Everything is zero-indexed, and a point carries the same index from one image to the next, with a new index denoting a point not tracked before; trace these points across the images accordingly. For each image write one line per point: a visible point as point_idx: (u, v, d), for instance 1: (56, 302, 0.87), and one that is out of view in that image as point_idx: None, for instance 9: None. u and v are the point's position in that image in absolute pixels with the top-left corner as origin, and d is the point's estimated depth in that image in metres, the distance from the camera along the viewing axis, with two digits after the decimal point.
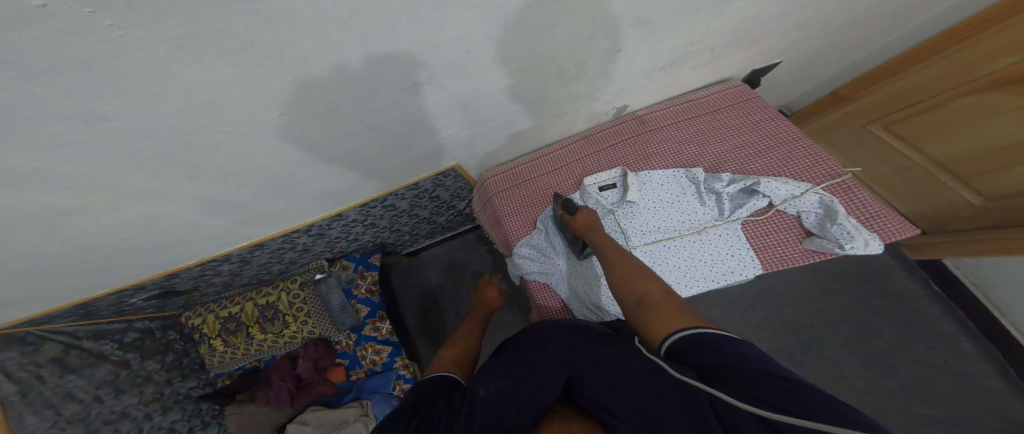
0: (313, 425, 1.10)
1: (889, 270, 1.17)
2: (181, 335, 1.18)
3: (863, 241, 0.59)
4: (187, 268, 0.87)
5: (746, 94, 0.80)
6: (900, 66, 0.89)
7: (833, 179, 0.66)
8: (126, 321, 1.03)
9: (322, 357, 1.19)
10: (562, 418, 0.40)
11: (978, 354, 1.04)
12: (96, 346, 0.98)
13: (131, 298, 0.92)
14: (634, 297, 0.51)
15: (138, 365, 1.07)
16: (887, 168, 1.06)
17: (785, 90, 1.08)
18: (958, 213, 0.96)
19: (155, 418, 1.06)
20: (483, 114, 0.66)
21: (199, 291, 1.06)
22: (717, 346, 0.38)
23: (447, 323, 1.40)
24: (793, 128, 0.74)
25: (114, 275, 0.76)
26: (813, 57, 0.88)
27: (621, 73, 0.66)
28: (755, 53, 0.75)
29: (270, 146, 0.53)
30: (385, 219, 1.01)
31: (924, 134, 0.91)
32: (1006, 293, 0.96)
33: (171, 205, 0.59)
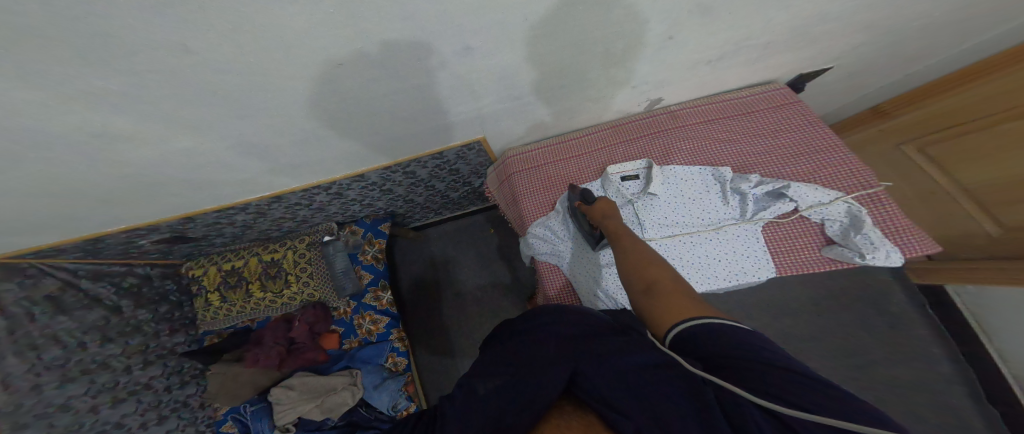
0: (298, 390, 1.08)
1: (886, 292, 1.19)
2: (178, 286, 1.16)
3: (885, 252, 0.61)
4: (204, 214, 0.86)
5: (787, 99, 0.80)
6: (958, 83, 0.90)
7: (861, 190, 0.67)
8: (127, 264, 1.02)
9: (318, 322, 1.16)
10: (560, 414, 0.39)
11: (955, 377, 1.07)
12: (94, 288, 0.96)
13: (141, 238, 0.91)
14: (644, 284, 0.49)
15: (131, 313, 1.04)
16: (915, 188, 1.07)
17: (820, 101, 1.07)
18: (972, 243, 0.99)
19: (134, 373, 1.01)
20: (521, 89, 0.65)
21: (209, 240, 1.05)
22: (724, 338, 0.36)
23: (448, 299, 1.41)
24: (834, 137, 0.75)
25: (127, 211, 0.75)
26: (847, 70, 0.88)
27: (667, 61, 0.65)
28: (797, 58, 0.75)
29: (310, 97, 0.52)
30: (402, 186, 1.01)
31: (958, 158, 0.92)
32: (999, 321, 0.98)
33: (195, 146, 0.58)
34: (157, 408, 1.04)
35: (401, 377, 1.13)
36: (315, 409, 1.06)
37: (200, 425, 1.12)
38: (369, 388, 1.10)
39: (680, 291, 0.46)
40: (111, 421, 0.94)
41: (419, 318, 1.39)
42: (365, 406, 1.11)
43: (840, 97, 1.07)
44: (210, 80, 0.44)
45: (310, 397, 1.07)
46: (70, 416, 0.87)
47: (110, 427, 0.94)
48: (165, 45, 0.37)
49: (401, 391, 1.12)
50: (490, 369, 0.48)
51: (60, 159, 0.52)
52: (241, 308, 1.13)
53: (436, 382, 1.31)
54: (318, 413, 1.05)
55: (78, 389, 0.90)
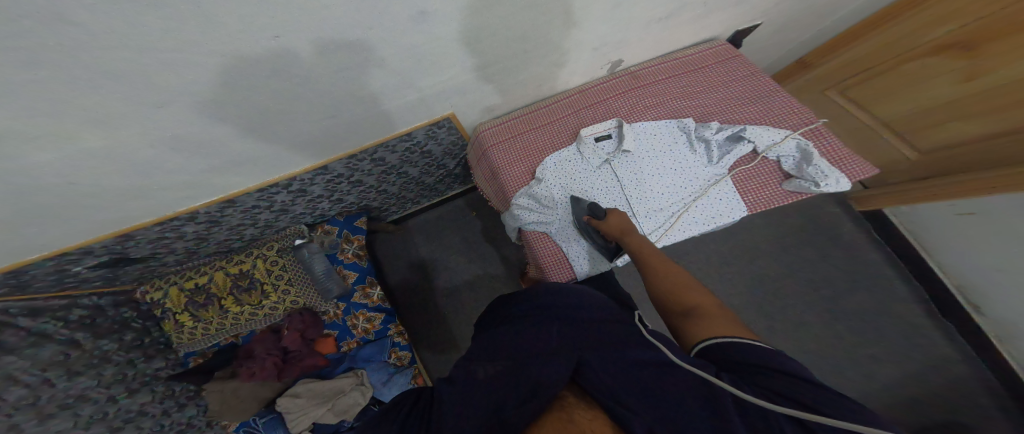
0: (306, 396, 1.04)
1: (839, 224, 1.30)
2: (137, 313, 1.07)
3: (836, 178, 0.65)
4: (144, 228, 0.80)
5: (729, 53, 0.84)
6: (859, 34, 1.03)
7: (806, 126, 0.72)
8: (69, 296, 0.90)
9: (309, 328, 1.12)
10: (562, 406, 0.36)
11: (908, 293, 1.20)
12: (35, 324, 0.82)
13: (76, 266, 0.82)
14: (682, 306, 0.55)
15: (91, 345, 0.93)
16: (846, 126, 1.22)
17: (757, 58, 1.13)
18: (894, 168, 1.16)
19: (120, 402, 0.95)
20: (487, 55, 0.63)
21: (157, 260, 0.98)
22: (747, 353, 0.41)
23: (437, 287, 1.40)
24: (772, 83, 0.79)
25: (66, 228, 0.68)
26: (789, 19, 0.92)
27: (626, 19, 0.66)
28: (740, 10, 0.78)
29: (262, 75, 0.49)
30: (373, 175, 0.98)
31: (877, 97, 1.07)
32: (932, 236, 1.13)
33: (136, 140, 0.53)
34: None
35: (408, 371, 1.15)
36: (328, 413, 1.02)
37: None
38: (378, 385, 1.09)
39: (717, 313, 0.51)
40: None
41: (410, 308, 1.38)
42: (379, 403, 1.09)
43: (771, 53, 1.14)
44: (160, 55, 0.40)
45: (320, 401, 1.03)
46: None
47: None
48: (83, 27, 0.33)
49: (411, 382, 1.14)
50: (489, 346, 0.48)
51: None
52: (218, 325, 1.07)
53: (440, 367, 1.31)
54: (332, 416, 1.02)
55: (65, 422, 0.81)
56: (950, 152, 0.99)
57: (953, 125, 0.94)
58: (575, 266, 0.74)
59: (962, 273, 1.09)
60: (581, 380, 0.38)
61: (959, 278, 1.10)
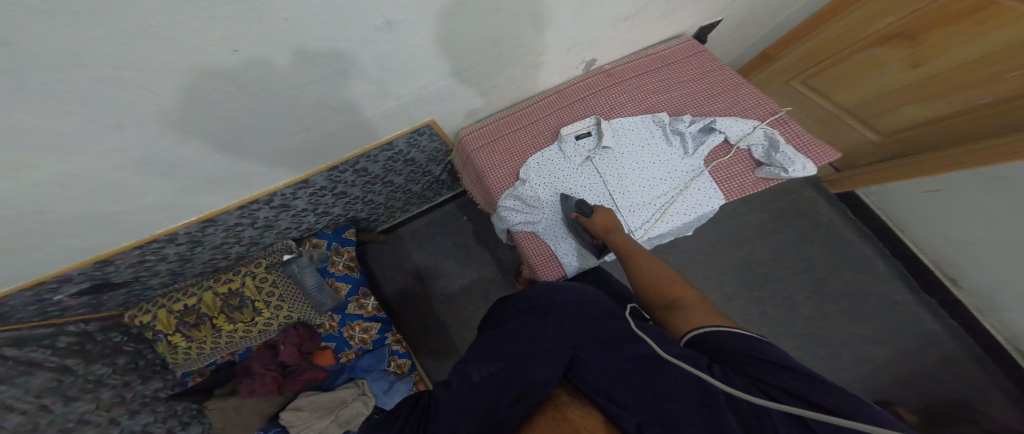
0: (309, 409, 1.06)
1: (816, 205, 1.34)
2: (128, 335, 1.04)
3: (802, 163, 0.67)
4: (124, 252, 0.80)
5: (694, 49, 0.85)
6: (811, 29, 1.09)
7: (771, 115, 0.74)
8: (55, 324, 0.87)
9: (306, 341, 1.14)
10: (556, 406, 0.37)
11: (888, 270, 1.24)
12: (23, 353, 0.80)
13: (55, 294, 0.80)
14: (663, 300, 0.56)
15: (83, 370, 0.92)
16: (811, 114, 1.27)
17: (726, 51, 1.16)
18: (863, 151, 1.20)
19: (121, 424, 0.95)
20: (459, 63, 0.65)
21: (140, 283, 0.96)
22: (740, 342, 0.41)
23: (430, 292, 1.41)
24: (736, 76, 0.81)
25: (49, 254, 0.68)
26: (757, 9, 0.94)
27: (591, 21, 0.67)
28: (702, 7, 0.80)
29: (235, 91, 0.50)
30: (357, 186, 0.99)
31: (837, 86, 1.13)
32: (906, 214, 1.16)
33: (95, 163, 0.53)
34: None
35: (409, 378, 1.17)
36: (332, 425, 1.03)
37: None
38: (379, 394, 1.11)
39: (699, 303, 0.53)
40: None
41: (405, 315, 1.39)
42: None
43: (740, 45, 1.17)
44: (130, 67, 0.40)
45: (323, 414, 1.04)
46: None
47: None
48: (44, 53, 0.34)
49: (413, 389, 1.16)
50: (479, 351, 0.49)
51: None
52: (212, 344, 1.05)
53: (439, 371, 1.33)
54: (336, 427, 1.03)
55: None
56: (908, 133, 1.05)
57: (906, 108, 1.01)
58: (563, 263, 0.76)
59: (937, 248, 1.12)
60: (575, 380, 0.39)
61: (935, 253, 1.14)
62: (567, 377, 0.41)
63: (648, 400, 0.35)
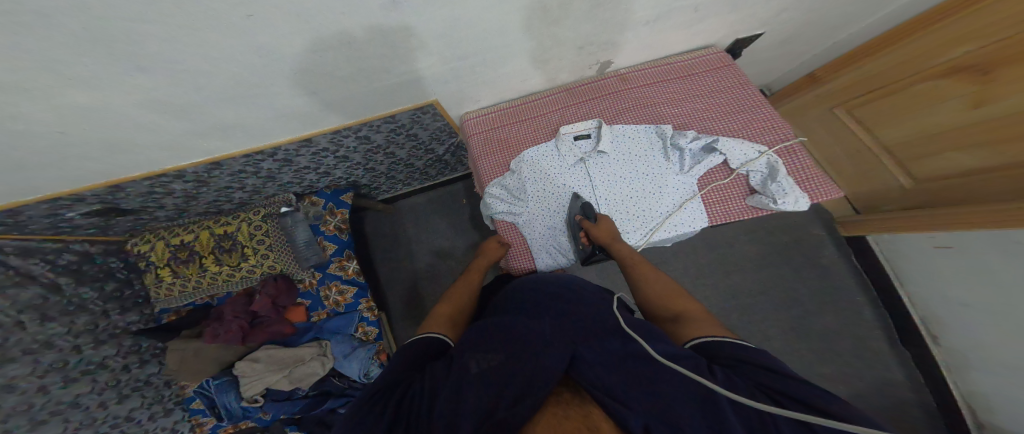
0: (265, 362, 1.07)
1: (820, 245, 1.29)
2: (124, 264, 1.17)
3: (794, 197, 0.67)
4: (132, 182, 0.83)
5: (724, 61, 0.82)
6: (870, 50, 0.97)
7: (782, 142, 0.72)
8: (61, 242, 1.00)
9: (281, 295, 1.09)
10: (558, 403, 0.38)
11: (876, 322, 1.19)
12: (25, 265, 0.94)
13: (68, 210, 0.87)
14: (670, 312, 0.57)
15: (72, 291, 1.04)
16: (844, 149, 1.17)
17: (761, 69, 1.14)
18: (889, 195, 1.10)
19: (83, 353, 1.05)
20: (465, 48, 0.63)
21: (148, 214, 1.02)
22: (733, 348, 0.44)
23: (415, 270, 1.40)
24: (759, 95, 0.78)
25: (46, 177, 0.71)
26: (798, 28, 0.89)
27: (604, 23, 0.64)
28: (737, 19, 0.75)
29: (238, 53, 0.51)
30: (358, 153, 0.98)
31: (882, 119, 1.02)
32: (911, 267, 1.09)
33: (116, 103, 0.55)
34: (115, 389, 1.10)
35: (372, 345, 1.12)
36: (283, 380, 1.05)
37: (169, 403, 1.22)
38: (339, 358, 1.09)
39: (702, 318, 0.53)
40: (67, 401, 1.00)
41: (387, 288, 1.39)
42: (338, 375, 1.13)
43: (778, 63, 1.15)
44: (101, 25, 0.40)
45: (277, 368, 1.06)
46: (15, 397, 0.90)
47: (65, 405, 0.99)
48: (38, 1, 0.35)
49: (373, 359, 1.12)
50: (476, 341, 0.49)
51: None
52: (196, 283, 1.08)
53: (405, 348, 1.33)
54: (286, 384, 1.05)
55: (23, 368, 0.92)
56: (946, 183, 0.93)
57: (951, 154, 0.89)
58: (535, 255, 0.80)
59: (929, 306, 1.07)
60: (578, 376, 0.41)
61: (923, 308, 1.09)
62: (570, 373, 0.42)
63: (650, 402, 0.36)
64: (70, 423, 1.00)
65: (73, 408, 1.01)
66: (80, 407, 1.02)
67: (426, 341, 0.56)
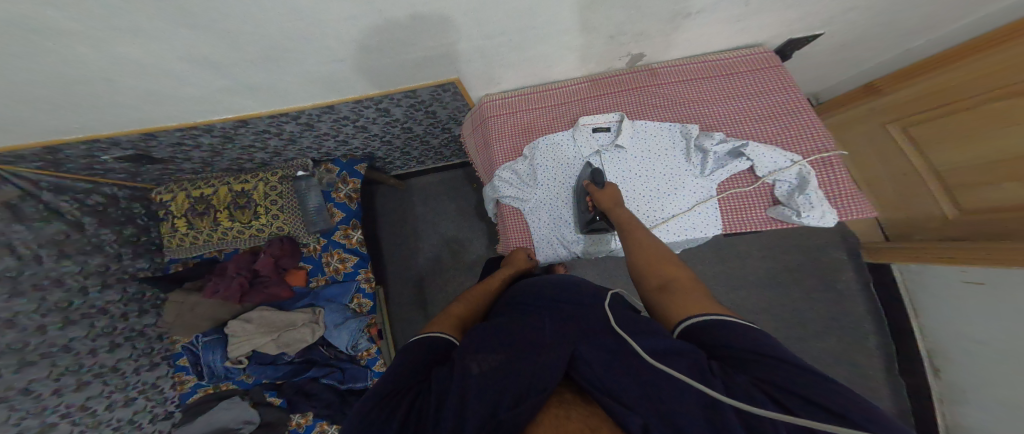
0: (257, 323, 1.09)
1: (838, 270, 1.25)
2: (146, 212, 1.23)
3: (821, 212, 0.64)
4: (167, 131, 0.86)
5: (768, 62, 0.76)
6: (948, 59, 0.83)
7: (818, 153, 0.68)
8: (93, 183, 1.07)
9: (284, 256, 1.12)
10: (559, 403, 0.37)
11: (879, 351, 1.18)
12: (55, 201, 1.01)
13: (103, 153, 0.92)
14: (656, 280, 0.54)
15: (93, 232, 1.10)
16: (887, 171, 1.07)
17: (818, 74, 1.03)
18: (929, 224, 1.01)
19: (89, 295, 1.08)
20: (493, 26, 0.61)
21: (175, 165, 1.06)
22: (728, 331, 0.39)
23: (422, 247, 1.41)
24: (803, 101, 0.72)
25: (86, 119, 0.75)
26: (859, 38, 0.81)
27: (643, 9, 0.59)
28: (793, 15, 0.66)
29: (282, 19, 0.53)
30: (378, 125, 0.99)
31: (939, 138, 0.90)
32: (929, 299, 1.05)
33: (163, 56, 0.59)
34: (109, 336, 1.12)
35: (363, 319, 1.11)
36: (271, 344, 1.06)
37: (156, 357, 1.22)
38: (330, 326, 1.09)
39: (693, 286, 0.50)
40: (61, 342, 1.01)
41: (393, 261, 1.41)
42: (326, 345, 1.14)
43: (832, 75, 1.06)
44: None
45: (267, 331, 1.07)
46: (14, 333, 0.93)
47: (56, 348, 1.00)
48: None
49: (363, 331, 1.12)
50: (477, 344, 0.46)
51: (6, 70, 0.56)
52: (207, 237, 1.11)
53: (404, 320, 1.36)
54: (273, 347, 1.06)
55: (29, 304, 0.96)
56: (994, 217, 0.84)
57: (1006, 186, 0.79)
58: (534, 242, 0.81)
59: (940, 339, 1.03)
60: (576, 375, 0.39)
61: (933, 341, 1.05)
62: (570, 373, 0.40)
63: (651, 398, 0.34)
64: (57, 367, 1.00)
65: (64, 352, 1.02)
66: (70, 352, 1.03)
67: (434, 340, 0.51)
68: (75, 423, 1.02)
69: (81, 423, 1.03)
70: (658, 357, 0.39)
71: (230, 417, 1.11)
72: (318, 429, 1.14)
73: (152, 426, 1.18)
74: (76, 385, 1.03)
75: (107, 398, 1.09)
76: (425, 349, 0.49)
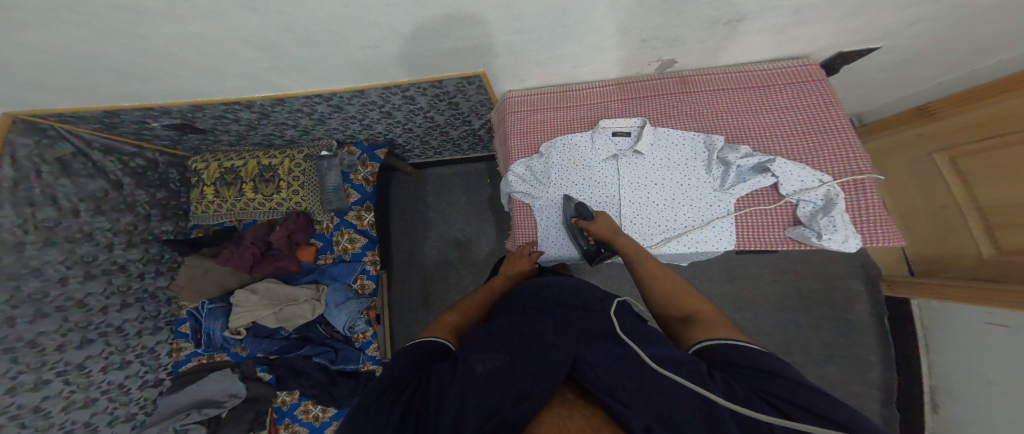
0: (261, 294, 1.11)
1: (852, 301, 1.20)
2: (180, 177, 1.30)
3: (842, 236, 0.62)
4: (211, 104, 0.91)
5: (810, 76, 0.73)
6: (1008, 85, 0.78)
7: (847, 176, 0.66)
8: (138, 147, 1.15)
9: (298, 232, 1.14)
10: (561, 402, 0.34)
11: (880, 383, 1.14)
12: (102, 160, 1.09)
13: (153, 120, 0.98)
14: (680, 313, 0.49)
15: (129, 192, 1.17)
16: (926, 204, 1.01)
17: (861, 94, 0.98)
18: (961, 263, 0.95)
19: (114, 252, 1.14)
20: (525, 21, 0.61)
21: (213, 135, 1.12)
22: (733, 350, 0.37)
23: (428, 236, 1.43)
24: (841, 120, 0.70)
25: (143, 88, 0.81)
26: (909, 58, 0.77)
27: (680, 13, 0.58)
28: (841, 28, 0.64)
29: (331, 6, 0.56)
30: (401, 111, 1.02)
31: (988, 172, 0.84)
32: (945, 335, 0.98)
33: (222, 34, 0.63)
34: (122, 295, 1.16)
35: (364, 301, 1.12)
36: (271, 317, 1.08)
37: (161, 321, 1.26)
38: (331, 305, 1.10)
39: (719, 319, 0.44)
40: (78, 296, 1.06)
41: (399, 246, 1.43)
42: (324, 324, 1.16)
43: (874, 95, 1.01)
44: None
45: (269, 304, 1.09)
46: (38, 282, 0.98)
47: (72, 303, 1.04)
48: None
49: (362, 314, 1.13)
50: (482, 340, 0.45)
51: (91, 39, 0.62)
52: (230, 206, 1.16)
53: (402, 302, 1.38)
54: (273, 321, 1.08)
55: (58, 254, 1.01)
56: None
57: None
58: (540, 243, 0.81)
59: (948, 374, 0.96)
60: (578, 377, 0.36)
61: (940, 376, 0.99)
62: (572, 374, 0.37)
63: (656, 403, 0.31)
64: (67, 322, 1.03)
65: (77, 307, 1.06)
66: (83, 307, 1.07)
67: (431, 341, 0.49)
68: (68, 382, 1.03)
69: (73, 383, 1.04)
70: (659, 364, 0.36)
71: (218, 388, 1.12)
72: (303, 407, 1.15)
73: (139, 392, 1.18)
74: (79, 342, 1.05)
75: (105, 359, 1.11)
76: (426, 350, 0.47)
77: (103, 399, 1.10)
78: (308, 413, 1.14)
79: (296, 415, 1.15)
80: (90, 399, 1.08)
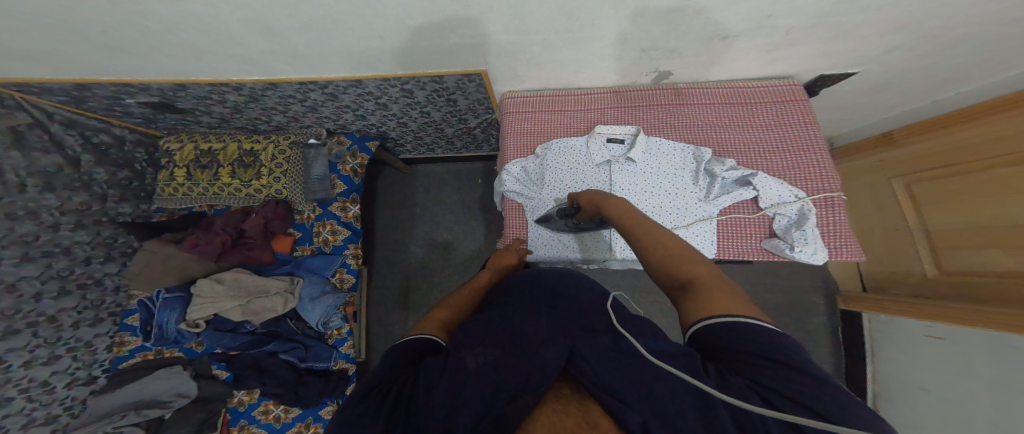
0: (228, 285, 1.04)
1: (812, 312, 1.26)
2: (148, 157, 1.21)
3: (812, 249, 0.67)
4: (198, 85, 0.88)
5: (793, 96, 0.78)
6: (962, 117, 0.86)
7: (821, 193, 0.71)
8: (105, 123, 1.07)
9: (275, 220, 1.09)
10: (557, 398, 0.32)
11: None
12: (61, 133, 1.00)
13: (129, 97, 0.93)
14: (679, 280, 0.46)
15: (88, 169, 1.08)
16: (880, 223, 1.09)
17: (836, 116, 1.06)
18: (904, 280, 1.04)
19: (59, 233, 1.04)
20: (533, 25, 0.63)
21: (194, 116, 1.06)
22: (741, 335, 0.34)
23: (414, 232, 1.40)
24: (820, 140, 0.75)
25: (123, 64, 0.77)
26: (887, 82, 0.84)
27: (680, 27, 0.62)
28: (826, 51, 0.69)
29: None
30: (398, 105, 1.01)
31: (937, 197, 0.92)
32: (890, 347, 1.05)
33: (222, 17, 0.62)
34: (62, 281, 1.05)
35: (342, 295, 1.08)
36: (236, 309, 1.01)
37: (104, 312, 1.13)
38: (305, 299, 1.05)
39: (721, 284, 0.42)
40: (8, 280, 0.95)
41: (382, 241, 1.39)
42: (295, 319, 1.10)
43: (851, 117, 1.07)
44: None
45: (236, 296, 1.02)
46: None
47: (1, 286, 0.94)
48: None
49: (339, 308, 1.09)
50: (472, 337, 0.43)
51: (75, 10, 0.59)
52: (202, 190, 1.10)
53: (380, 298, 1.34)
54: (239, 314, 1.01)
55: None
56: (970, 281, 0.86)
57: (991, 252, 0.81)
58: (531, 247, 0.81)
59: (888, 381, 1.04)
60: (573, 370, 0.35)
61: (882, 385, 1.06)
62: (567, 369, 0.36)
63: (652, 399, 0.30)
64: None
65: (8, 291, 0.95)
66: (14, 292, 0.96)
67: (419, 337, 0.47)
68: None
69: None
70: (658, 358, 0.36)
71: (164, 388, 1.01)
72: (262, 408, 1.06)
73: (66, 391, 1.06)
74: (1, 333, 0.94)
75: (30, 353, 0.99)
76: (415, 345, 0.44)
77: (21, 398, 0.98)
78: (268, 414, 1.05)
79: (254, 416, 1.06)
80: (4, 398, 0.95)
